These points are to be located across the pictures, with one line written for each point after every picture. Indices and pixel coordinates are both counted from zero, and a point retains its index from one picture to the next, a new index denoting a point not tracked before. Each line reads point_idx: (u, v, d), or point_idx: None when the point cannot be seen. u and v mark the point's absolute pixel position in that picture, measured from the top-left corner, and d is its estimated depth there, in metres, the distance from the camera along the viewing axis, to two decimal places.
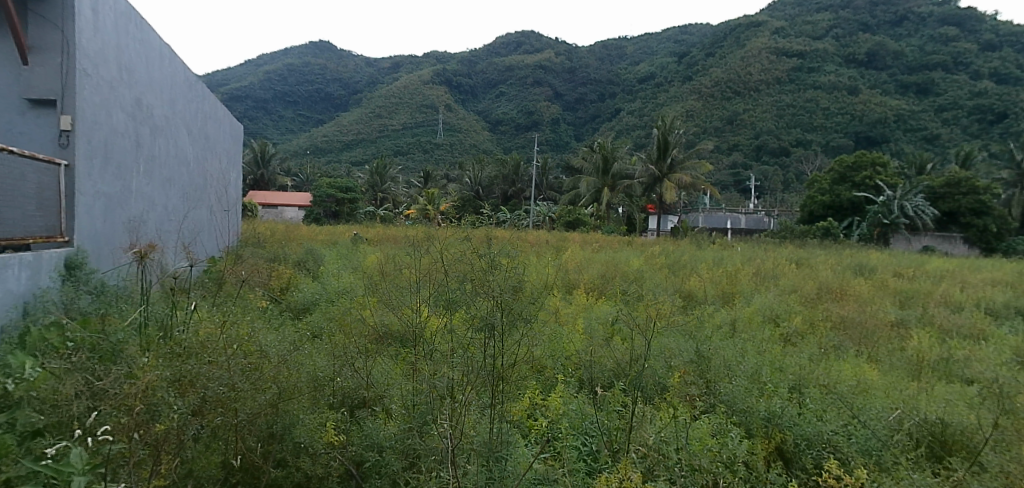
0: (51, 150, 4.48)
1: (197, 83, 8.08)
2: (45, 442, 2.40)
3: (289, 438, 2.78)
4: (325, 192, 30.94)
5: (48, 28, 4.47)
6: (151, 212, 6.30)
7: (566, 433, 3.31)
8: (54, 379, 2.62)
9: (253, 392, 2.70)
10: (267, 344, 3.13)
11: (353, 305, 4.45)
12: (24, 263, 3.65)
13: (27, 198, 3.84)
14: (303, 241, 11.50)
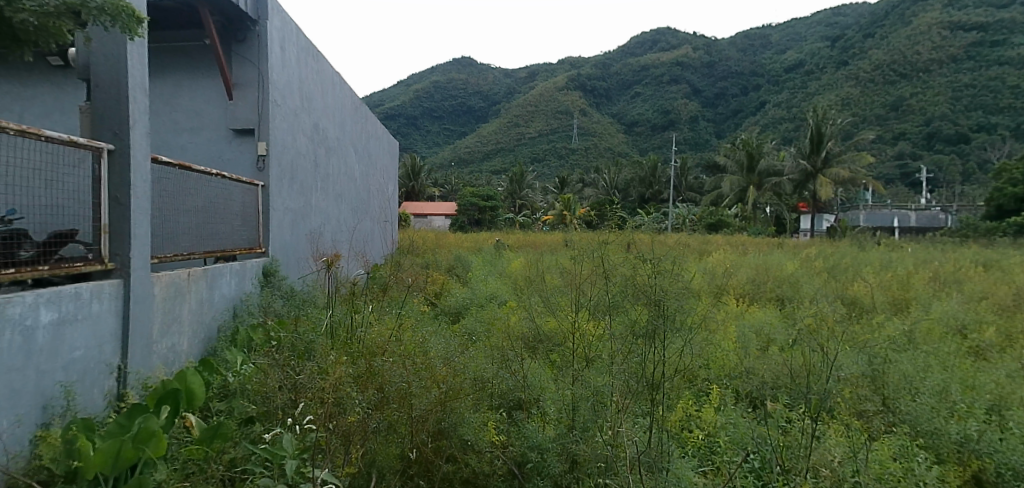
0: (251, 174, 5.14)
1: (361, 105, 8.94)
2: (258, 428, 2.84)
3: (455, 436, 2.92)
4: (469, 201, 32.67)
5: (249, 67, 5.13)
6: (327, 224, 7.00)
7: (726, 448, 3.14)
8: (260, 374, 3.10)
9: (425, 390, 2.92)
10: (434, 348, 3.34)
11: (500, 310, 4.65)
12: (233, 271, 4.33)
13: (236, 217, 4.46)
14: (451, 249, 12.21)
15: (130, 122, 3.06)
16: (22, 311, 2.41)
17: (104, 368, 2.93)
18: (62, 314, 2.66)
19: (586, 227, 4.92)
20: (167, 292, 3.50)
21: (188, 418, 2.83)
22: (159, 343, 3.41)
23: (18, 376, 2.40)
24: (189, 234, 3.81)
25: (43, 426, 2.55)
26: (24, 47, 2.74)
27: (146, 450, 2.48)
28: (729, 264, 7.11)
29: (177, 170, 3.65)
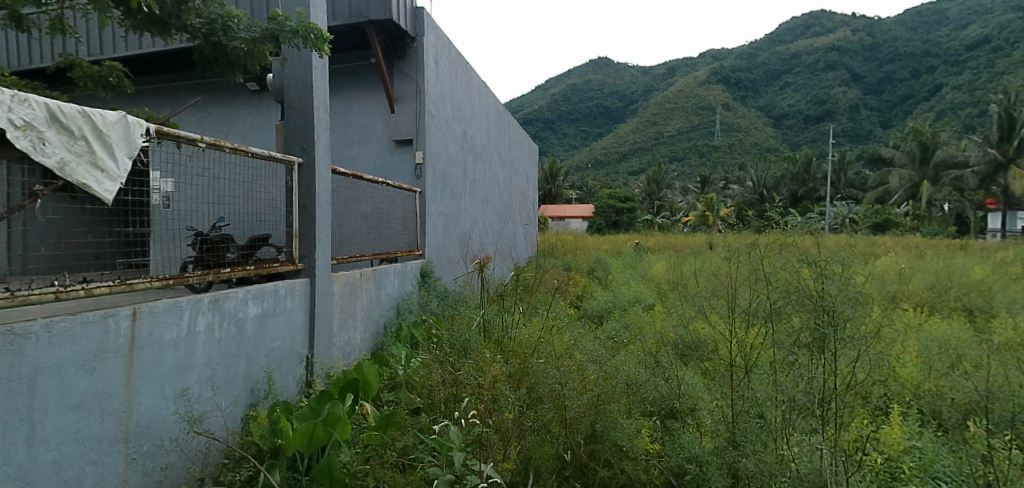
0: (409, 180, 5.57)
1: (505, 112, 9.30)
2: (425, 419, 3.03)
3: (609, 441, 2.84)
4: (608, 203, 32.21)
5: (407, 80, 5.58)
6: (475, 228, 7.37)
7: (911, 476, 2.81)
8: (424, 369, 3.39)
9: (579, 393, 2.95)
10: (586, 352, 3.36)
11: (648, 316, 4.61)
12: (397, 272, 4.69)
13: (401, 217, 4.92)
14: (592, 252, 12.26)
15: (314, 137, 3.41)
16: (236, 305, 2.93)
17: (296, 357, 3.38)
18: (263, 308, 3.13)
19: (752, 229, 4.74)
20: (345, 290, 3.90)
21: (366, 406, 3.02)
22: (338, 335, 3.81)
23: (232, 363, 2.91)
24: (359, 237, 4.19)
25: (250, 406, 3.03)
26: (234, 70, 3.16)
27: (334, 432, 2.71)
28: (902, 268, 6.44)
29: (352, 179, 4.03)
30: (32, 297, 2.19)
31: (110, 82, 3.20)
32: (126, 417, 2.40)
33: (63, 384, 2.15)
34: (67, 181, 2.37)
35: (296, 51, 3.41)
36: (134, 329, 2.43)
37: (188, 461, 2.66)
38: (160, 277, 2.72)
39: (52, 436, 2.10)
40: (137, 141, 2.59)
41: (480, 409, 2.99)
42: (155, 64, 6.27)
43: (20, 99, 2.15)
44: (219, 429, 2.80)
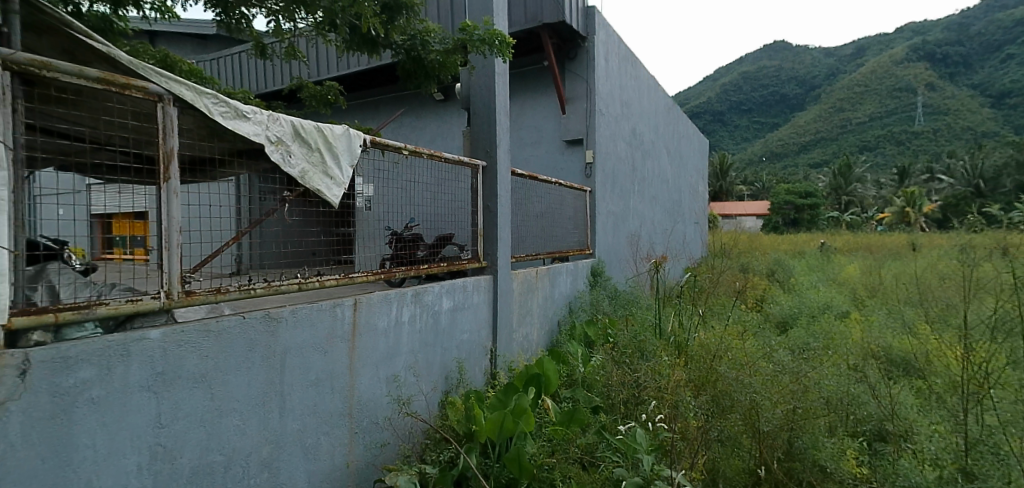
0: (579, 180, 5.80)
1: (674, 107, 9.12)
2: (606, 419, 3.09)
3: (810, 460, 2.62)
4: (785, 199, 31.29)
5: (578, 81, 5.78)
6: (644, 225, 7.49)
7: None
8: (604, 368, 3.51)
9: (776, 406, 2.80)
10: (779, 363, 3.22)
11: (849, 327, 4.32)
12: (569, 271, 4.87)
13: (569, 217, 5.06)
14: (767, 253, 11.63)
15: (497, 140, 3.58)
16: (433, 298, 3.19)
17: (482, 350, 3.60)
18: (455, 303, 3.36)
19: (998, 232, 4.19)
20: (523, 289, 4.09)
21: (547, 401, 3.14)
22: (518, 331, 4.01)
23: (431, 351, 3.18)
24: (535, 236, 4.40)
25: (446, 392, 3.29)
26: (428, 82, 3.36)
27: (520, 423, 2.79)
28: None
29: (528, 180, 4.21)
30: (282, 286, 2.59)
31: (330, 98, 3.63)
32: (350, 395, 2.75)
33: (303, 362, 2.57)
34: (305, 188, 2.69)
35: (483, 60, 3.60)
36: (355, 317, 2.77)
37: (399, 438, 3.00)
38: (374, 272, 3.04)
39: (296, 409, 2.53)
40: (356, 150, 2.89)
41: (667, 414, 2.95)
42: (364, 80, 7.02)
43: (273, 118, 2.55)
44: (423, 412, 3.09)
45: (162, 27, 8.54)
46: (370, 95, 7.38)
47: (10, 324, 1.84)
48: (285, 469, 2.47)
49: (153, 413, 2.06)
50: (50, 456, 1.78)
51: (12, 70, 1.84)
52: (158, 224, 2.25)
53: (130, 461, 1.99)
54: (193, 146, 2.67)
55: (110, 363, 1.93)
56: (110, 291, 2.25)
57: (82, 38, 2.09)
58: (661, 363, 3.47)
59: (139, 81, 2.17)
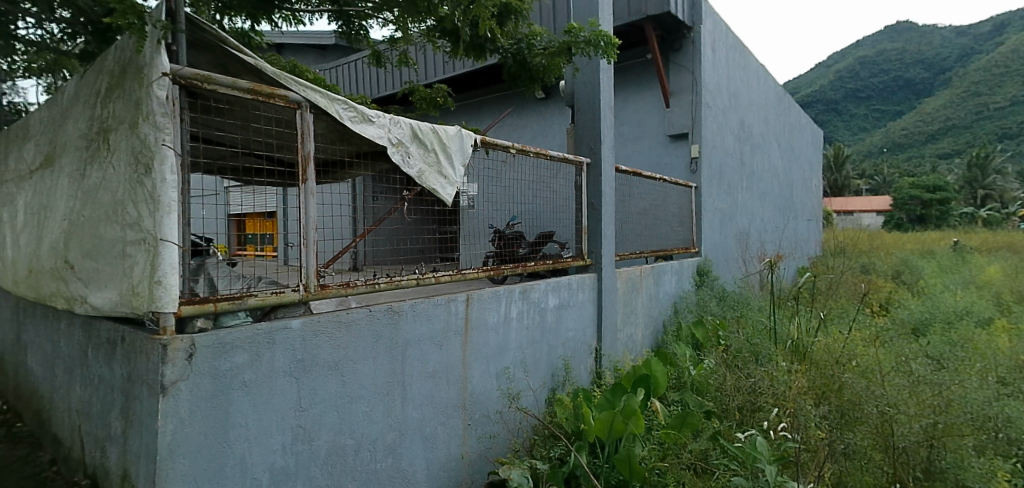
0: (684, 176, 5.70)
1: (785, 95, 8.60)
2: (720, 426, 3.01)
3: (952, 481, 2.41)
4: (909, 194, 28.01)
5: (684, 73, 5.71)
6: (753, 223, 7.19)
7: None
8: (713, 373, 3.45)
9: (911, 419, 2.65)
10: (911, 374, 3.07)
11: (995, 337, 3.92)
12: (674, 270, 4.76)
13: (671, 214, 4.94)
14: (894, 253, 10.69)
15: (601, 137, 3.56)
16: (539, 295, 3.21)
17: (587, 348, 3.58)
18: (561, 300, 3.37)
19: None
20: (627, 288, 4.01)
21: (656, 404, 3.09)
22: (623, 331, 3.97)
23: (538, 348, 3.21)
24: (639, 235, 4.36)
25: (553, 389, 3.31)
26: (533, 85, 3.40)
27: (629, 424, 2.70)
28: None
29: (633, 176, 4.15)
30: (402, 281, 2.71)
31: (439, 100, 3.80)
32: (465, 388, 2.83)
33: (422, 354, 2.68)
34: (422, 187, 2.80)
35: (586, 60, 3.60)
36: (467, 312, 2.85)
37: (510, 433, 3.05)
38: (483, 268, 3.11)
39: (416, 398, 2.64)
40: (467, 150, 2.97)
41: (791, 422, 2.81)
42: (468, 80, 7.15)
43: (394, 121, 2.67)
44: (532, 407, 3.13)
45: (287, 41, 9.38)
46: (473, 96, 7.53)
47: (179, 312, 2.05)
48: (406, 456, 2.58)
49: (294, 396, 2.23)
50: (212, 432, 1.97)
51: (180, 83, 2.07)
52: (299, 222, 2.42)
53: (276, 439, 2.17)
54: (324, 148, 2.84)
55: (259, 349, 2.10)
56: (257, 284, 2.44)
57: (233, 52, 2.27)
58: (779, 368, 3.37)
59: (281, 90, 2.33)
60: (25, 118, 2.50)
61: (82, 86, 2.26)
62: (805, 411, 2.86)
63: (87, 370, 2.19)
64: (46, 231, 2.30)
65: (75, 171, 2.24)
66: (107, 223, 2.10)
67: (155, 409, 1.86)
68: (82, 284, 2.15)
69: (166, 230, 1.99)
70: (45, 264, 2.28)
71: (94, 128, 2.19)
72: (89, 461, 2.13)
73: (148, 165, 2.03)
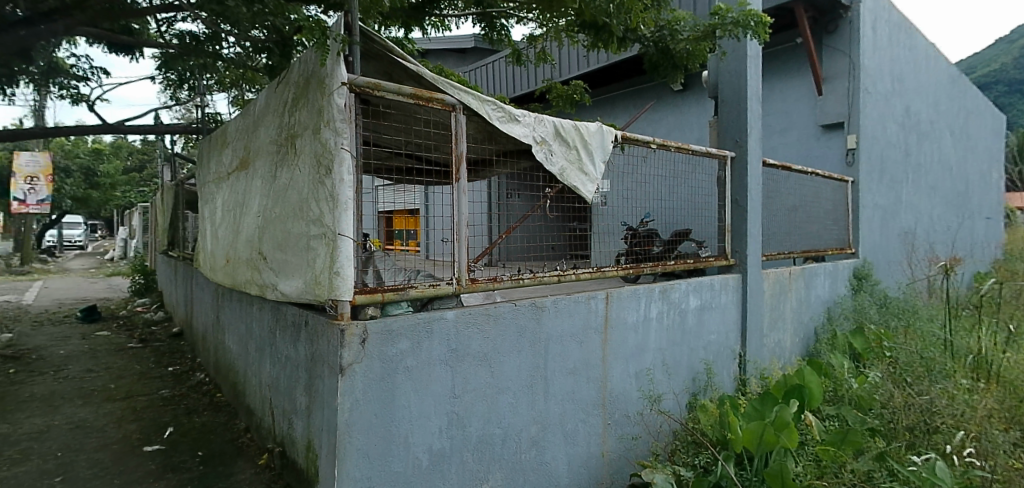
0: (840, 169, 5.40)
1: (959, 77, 7.61)
2: (886, 447, 2.71)
3: None
4: None
5: (840, 57, 5.38)
6: (920, 222, 6.44)
7: None
8: (876, 389, 3.17)
9: None
10: None
11: None
12: (828, 272, 4.40)
13: (823, 212, 4.59)
14: None
15: (748, 128, 3.38)
16: (680, 296, 3.10)
17: (730, 353, 3.41)
18: (702, 301, 3.23)
19: None
20: (774, 290, 3.77)
21: (810, 417, 2.88)
22: (770, 336, 3.74)
23: (679, 350, 3.10)
24: (788, 233, 4.15)
25: (694, 394, 3.20)
26: (675, 74, 3.48)
27: (781, 437, 2.51)
28: None
29: (780, 171, 3.92)
30: (545, 277, 2.74)
31: (575, 96, 3.93)
32: (605, 387, 2.80)
33: (563, 351, 2.68)
34: (563, 184, 2.81)
35: (733, 44, 3.42)
36: (607, 310, 2.81)
37: (652, 436, 2.97)
38: (622, 266, 3.06)
39: (557, 394, 2.66)
40: (608, 146, 2.93)
41: (977, 448, 2.52)
42: (600, 77, 6.84)
43: (539, 120, 2.69)
44: (674, 411, 3.05)
45: (433, 46, 10.02)
46: (611, 90, 7.02)
47: (354, 300, 2.21)
48: (548, 450, 2.61)
49: (449, 384, 2.33)
50: (380, 412, 2.11)
51: (355, 91, 2.23)
52: (452, 219, 2.51)
53: (433, 423, 2.28)
54: (472, 147, 2.96)
55: (420, 337, 2.22)
56: (416, 277, 2.58)
57: (398, 59, 2.41)
58: (959, 387, 3.07)
59: (438, 94, 2.44)
60: (225, 127, 2.86)
61: (272, 97, 2.52)
62: (994, 438, 2.57)
63: (275, 350, 2.45)
64: (242, 226, 2.61)
65: (266, 174, 2.50)
66: (295, 219, 2.32)
67: (335, 387, 2.04)
68: (273, 274, 2.39)
69: (344, 226, 2.14)
70: (243, 255, 2.58)
71: (282, 135, 2.43)
72: (278, 431, 2.35)
73: (328, 167, 2.19)
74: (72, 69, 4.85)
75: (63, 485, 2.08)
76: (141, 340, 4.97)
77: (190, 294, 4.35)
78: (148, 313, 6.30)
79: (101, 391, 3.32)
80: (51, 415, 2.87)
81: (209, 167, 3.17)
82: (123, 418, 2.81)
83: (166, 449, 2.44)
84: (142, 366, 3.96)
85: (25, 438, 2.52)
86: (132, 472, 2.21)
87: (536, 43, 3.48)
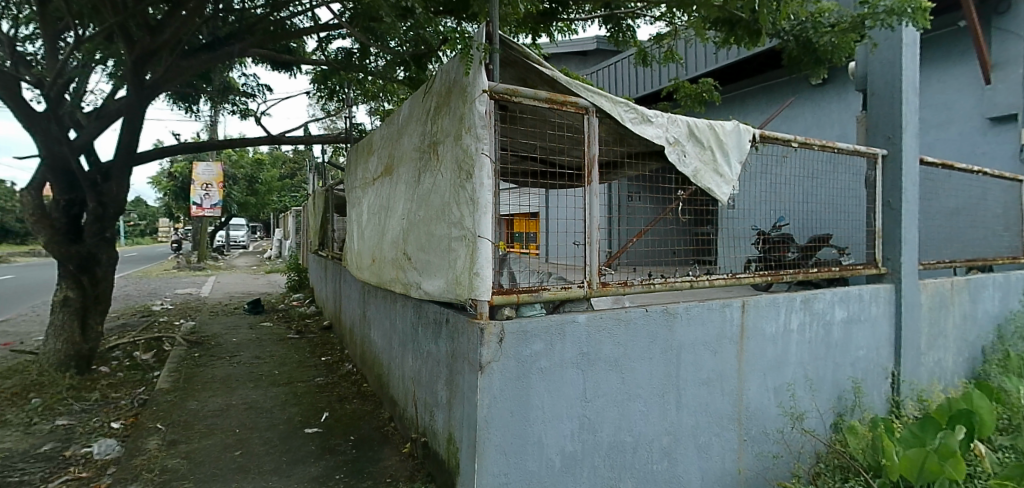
0: (1014, 166, 4.86)
1: None
2: None
3: None
4: None
5: (1013, 40, 4.80)
6: None
7: None
8: None
9: None
10: None
11: None
12: (999, 284, 3.89)
13: (991, 216, 4.08)
14: None
15: (905, 123, 3.10)
16: (824, 306, 2.89)
17: (881, 371, 3.11)
18: (849, 313, 2.99)
19: None
20: (932, 302, 3.40)
21: (981, 446, 2.59)
22: (928, 355, 3.38)
23: (823, 366, 2.88)
24: (953, 240, 3.79)
25: (840, 414, 2.96)
26: (817, 69, 3.31)
27: (945, 468, 2.23)
28: None
29: (940, 170, 3.57)
30: (676, 283, 2.65)
31: (705, 95, 4.15)
32: (740, 402, 2.66)
33: (696, 360, 2.57)
34: (696, 186, 2.72)
35: (886, 35, 3.22)
36: (743, 319, 2.67)
37: (793, 456, 2.78)
38: (759, 272, 2.87)
39: (690, 404, 2.55)
40: (745, 146, 2.79)
41: None
42: (729, 72, 6.50)
43: (672, 120, 2.61)
44: (818, 429, 2.84)
45: (559, 51, 10.18)
46: (750, 85, 6.54)
47: (491, 301, 2.24)
48: (680, 463, 2.51)
49: (581, 386, 2.30)
50: (516, 410, 2.14)
51: (495, 99, 2.25)
52: (583, 223, 2.46)
53: (566, 425, 2.26)
54: (603, 149, 2.96)
55: (553, 339, 2.22)
56: (548, 280, 2.60)
57: (534, 65, 2.42)
58: None
59: (572, 98, 2.43)
60: (373, 135, 3.13)
61: (416, 106, 2.67)
62: None
63: (418, 346, 2.60)
64: (388, 228, 2.79)
65: (411, 179, 2.66)
66: (437, 222, 2.41)
67: (474, 383, 2.10)
68: (417, 273, 2.53)
69: (482, 229, 2.16)
70: (388, 255, 2.77)
71: (426, 142, 2.56)
72: (421, 423, 2.48)
73: (469, 172, 2.24)
74: (243, 87, 5.46)
75: (243, 458, 2.36)
76: (297, 331, 5.54)
77: (339, 290, 4.74)
78: (302, 306, 7.01)
79: (268, 375, 3.71)
80: (229, 394, 3.27)
81: (357, 174, 3.47)
82: (287, 401, 3.14)
83: (322, 432, 2.68)
84: (299, 354, 4.39)
85: (211, 414, 2.89)
86: (296, 451, 2.46)
87: (663, 41, 3.70)
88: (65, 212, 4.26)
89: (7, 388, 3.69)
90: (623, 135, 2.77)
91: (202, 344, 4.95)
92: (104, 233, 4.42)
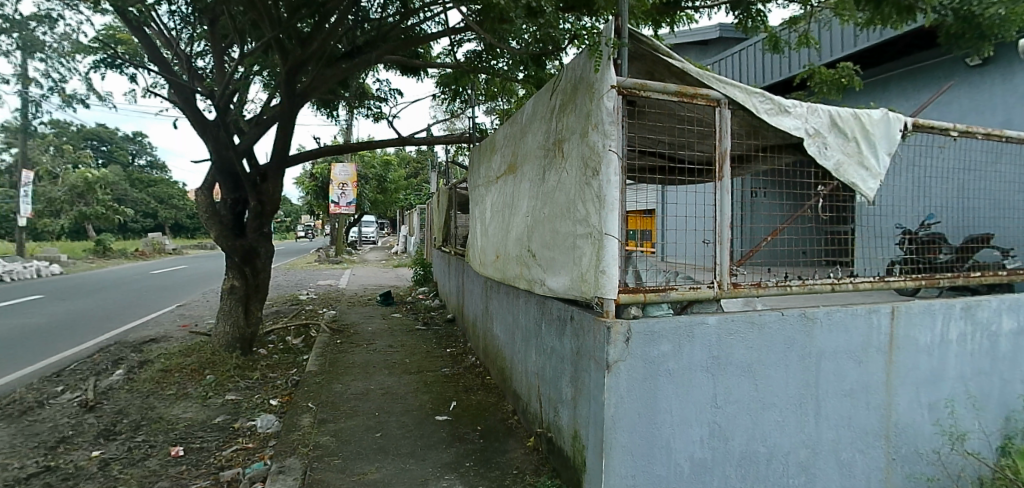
0: None
1: None
2: None
3: None
4: None
5: None
6: None
7: None
8: None
9: None
10: None
11: None
12: None
13: None
14: None
15: None
16: (989, 315, 2.61)
17: None
18: (1019, 324, 2.71)
19: None
20: None
21: None
22: None
23: (988, 382, 2.61)
24: None
25: (1009, 436, 2.67)
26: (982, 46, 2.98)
27: None
28: None
29: None
30: (817, 285, 2.46)
31: (843, 81, 3.96)
32: (889, 417, 2.45)
33: (838, 369, 2.39)
34: (838, 181, 2.52)
35: None
36: (893, 327, 2.45)
37: (952, 479, 2.51)
38: (912, 275, 2.61)
39: (831, 417, 2.38)
40: (897, 136, 2.54)
41: None
42: (869, 54, 5.99)
43: (812, 110, 2.42)
44: (983, 452, 2.56)
45: (679, 41, 9.90)
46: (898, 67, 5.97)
47: (618, 299, 2.16)
48: (820, 479, 2.35)
49: (711, 392, 2.21)
50: (643, 411, 2.10)
51: (624, 93, 2.16)
52: (713, 220, 2.32)
53: (695, 431, 2.19)
54: (732, 143, 2.85)
55: (681, 340, 2.14)
56: (675, 279, 2.53)
57: (663, 57, 2.32)
58: None
59: (703, 90, 2.32)
60: (497, 135, 3.27)
61: (541, 105, 2.71)
62: None
63: (542, 341, 2.65)
64: (513, 225, 2.89)
65: (535, 177, 2.72)
66: (562, 219, 2.41)
67: (601, 382, 2.08)
68: (541, 270, 2.57)
69: (609, 226, 2.09)
70: (513, 252, 2.87)
71: (550, 140, 2.59)
72: (546, 419, 2.51)
73: (596, 168, 2.18)
74: (376, 92, 5.86)
75: (383, 440, 2.54)
76: (423, 322, 5.87)
77: (461, 285, 4.94)
78: (427, 299, 7.42)
79: (401, 363, 3.96)
80: (367, 379, 3.53)
81: (482, 172, 3.64)
82: (417, 388, 3.33)
83: (451, 420, 2.82)
84: (427, 345, 4.64)
85: (354, 396, 3.14)
86: (429, 437, 2.60)
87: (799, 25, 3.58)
88: (231, 210, 4.72)
89: (187, 363, 4.24)
90: (756, 128, 2.63)
91: (341, 332, 5.39)
92: (263, 229, 4.82)
